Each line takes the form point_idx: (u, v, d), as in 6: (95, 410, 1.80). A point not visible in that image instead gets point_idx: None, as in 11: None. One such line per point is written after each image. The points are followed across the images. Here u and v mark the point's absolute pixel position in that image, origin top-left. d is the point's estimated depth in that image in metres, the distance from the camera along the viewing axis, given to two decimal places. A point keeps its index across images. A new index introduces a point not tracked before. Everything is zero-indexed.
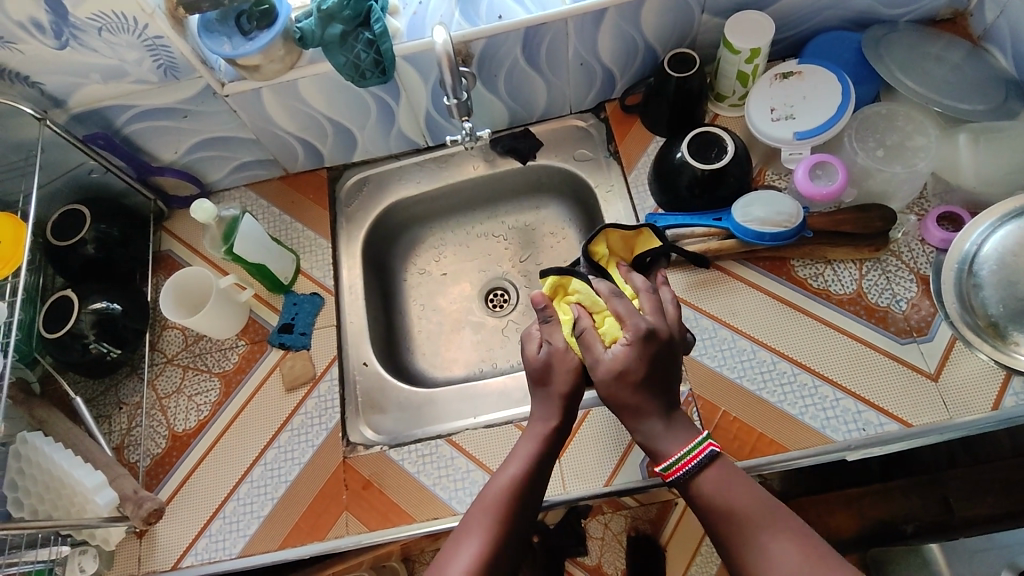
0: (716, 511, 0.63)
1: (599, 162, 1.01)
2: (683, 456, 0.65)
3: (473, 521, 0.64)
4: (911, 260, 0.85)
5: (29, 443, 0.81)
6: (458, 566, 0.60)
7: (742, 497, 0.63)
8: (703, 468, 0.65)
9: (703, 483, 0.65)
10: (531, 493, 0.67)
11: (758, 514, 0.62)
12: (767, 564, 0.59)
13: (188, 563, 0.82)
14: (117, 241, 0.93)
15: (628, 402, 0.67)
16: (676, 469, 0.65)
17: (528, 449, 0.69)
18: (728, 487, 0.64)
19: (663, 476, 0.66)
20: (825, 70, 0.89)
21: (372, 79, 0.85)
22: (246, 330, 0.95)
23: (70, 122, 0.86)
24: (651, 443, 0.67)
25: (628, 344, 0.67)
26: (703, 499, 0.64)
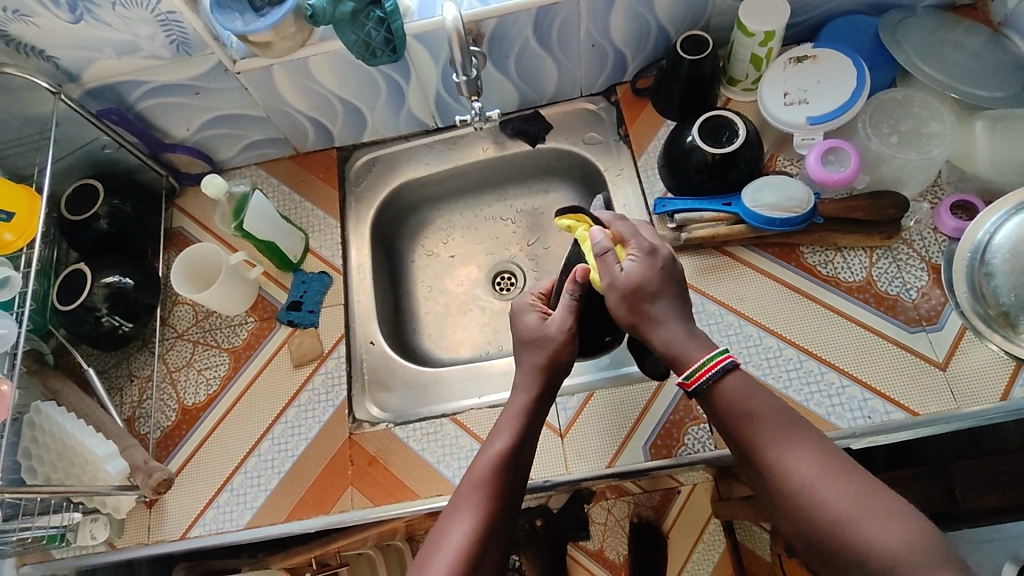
0: (735, 418, 0.62)
1: (609, 145, 1.00)
2: (704, 363, 0.63)
3: (466, 496, 0.65)
4: (922, 248, 0.84)
5: (42, 412, 0.84)
6: (454, 543, 0.61)
7: (762, 410, 0.62)
8: (724, 376, 0.63)
9: (724, 390, 0.63)
10: (520, 465, 0.68)
11: (777, 421, 0.61)
12: (784, 470, 0.59)
13: (196, 533, 0.84)
14: (129, 216, 0.94)
15: (644, 315, 0.67)
16: (699, 376, 0.63)
17: (514, 423, 0.70)
18: (750, 397, 0.62)
19: (685, 386, 0.64)
20: (840, 54, 0.88)
21: (382, 58, 0.84)
22: (256, 307, 0.97)
23: (84, 97, 0.87)
24: (671, 356, 0.65)
25: (639, 259, 0.68)
26: (721, 408, 0.63)
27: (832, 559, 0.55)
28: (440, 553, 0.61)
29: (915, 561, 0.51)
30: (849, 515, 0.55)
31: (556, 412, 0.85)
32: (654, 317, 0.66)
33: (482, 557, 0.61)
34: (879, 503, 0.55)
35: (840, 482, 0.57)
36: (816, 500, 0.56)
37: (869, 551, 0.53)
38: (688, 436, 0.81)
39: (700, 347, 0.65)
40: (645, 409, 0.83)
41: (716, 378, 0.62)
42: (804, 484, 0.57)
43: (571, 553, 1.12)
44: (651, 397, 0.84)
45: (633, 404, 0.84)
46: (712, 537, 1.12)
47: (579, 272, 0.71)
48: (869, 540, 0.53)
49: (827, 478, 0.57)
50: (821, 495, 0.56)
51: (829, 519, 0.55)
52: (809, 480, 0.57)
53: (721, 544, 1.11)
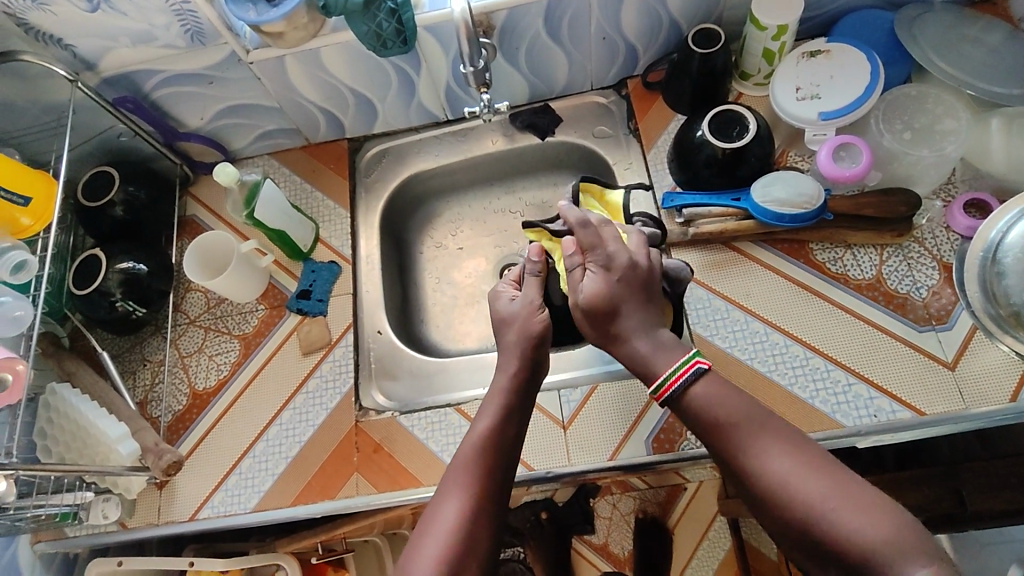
0: (708, 424, 0.62)
1: (618, 139, 1.00)
2: (674, 373, 0.64)
3: (453, 480, 0.65)
4: (933, 247, 0.83)
5: (57, 394, 0.85)
6: (446, 524, 0.61)
7: (734, 413, 0.62)
8: (693, 383, 0.64)
9: (695, 398, 0.63)
10: (507, 443, 0.68)
11: (750, 422, 0.61)
12: (760, 471, 0.59)
13: (204, 515, 0.85)
14: (144, 203, 0.96)
15: (611, 333, 0.69)
16: (666, 389, 0.64)
17: (499, 400, 0.70)
18: (720, 401, 0.62)
19: (657, 398, 0.65)
20: (854, 48, 0.87)
21: (393, 49, 0.85)
22: (266, 294, 0.98)
23: (101, 85, 0.88)
24: (644, 368, 0.67)
25: (597, 275, 0.70)
26: (694, 412, 0.63)
27: (816, 554, 0.55)
28: (434, 535, 0.61)
29: (897, 549, 0.51)
30: (826, 510, 0.55)
31: (560, 404, 0.85)
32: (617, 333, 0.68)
33: (477, 536, 0.62)
34: (855, 495, 0.55)
35: (816, 478, 0.57)
36: (794, 499, 0.56)
37: (850, 544, 0.53)
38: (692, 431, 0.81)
39: (676, 351, 0.66)
40: (650, 402, 0.83)
41: (686, 385, 0.63)
42: (781, 483, 0.57)
43: (575, 547, 1.13)
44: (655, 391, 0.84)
45: (637, 398, 0.84)
46: (717, 535, 1.12)
47: (533, 251, 0.78)
48: (849, 533, 0.53)
49: (802, 476, 0.57)
50: (798, 492, 0.56)
51: (808, 515, 0.55)
52: (785, 478, 0.57)
53: (725, 543, 1.12)
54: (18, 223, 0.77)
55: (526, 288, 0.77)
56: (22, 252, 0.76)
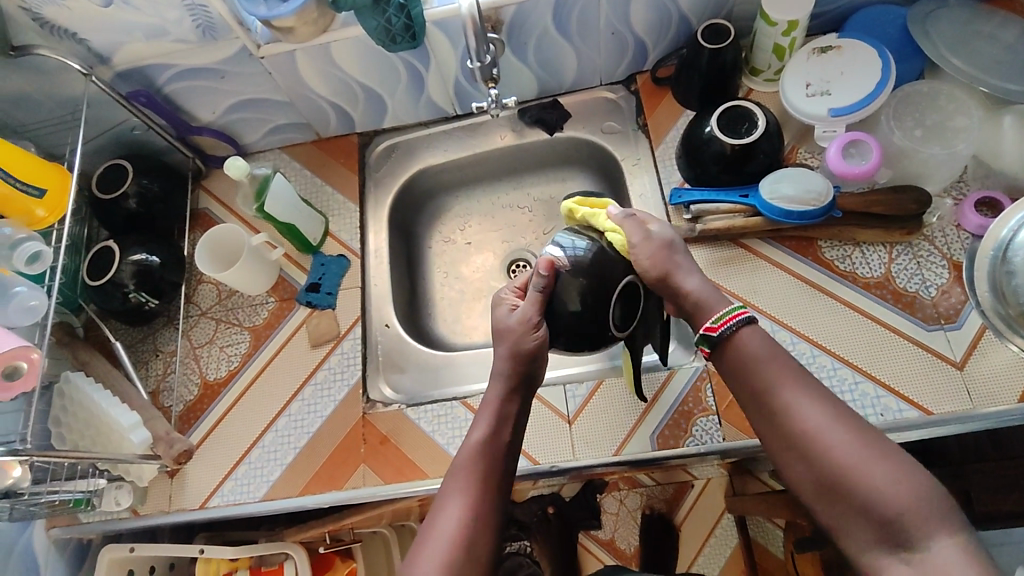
0: (750, 364, 0.64)
1: (627, 135, 1.00)
2: (727, 312, 0.66)
3: (451, 487, 0.66)
4: (944, 245, 0.82)
5: (71, 382, 0.87)
6: (447, 531, 0.62)
7: (777, 358, 0.64)
8: (744, 327, 0.66)
9: (742, 339, 0.65)
10: (504, 451, 0.69)
11: (791, 371, 0.63)
12: (794, 415, 0.60)
13: (214, 504, 0.87)
14: (157, 196, 0.97)
15: (672, 262, 0.71)
16: (724, 321, 0.66)
17: (491, 410, 0.71)
18: (765, 347, 0.64)
19: (711, 330, 0.66)
20: (866, 44, 0.86)
21: (402, 44, 0.85)
22: (276, 287, 0.99)
23: (115, 79, 0.90)
24: (700, 307, 0.69)
25: (665, 229, 0.74)
26: (739, 355, 0.65)
27: (836, 502, 0.57)
28: (436, 538, 0.62)
29: (916, 507, 0.53)
30: (855, 459, 0.56)
31: (565, 399, 0.85)
32: (677, 262, 0.71)
33: (479, 540, 0.63)
34: (882, 450, 0.56)
35: (848, 429, 0.58)
36: (825, 445, 0.58)
37: (874, 493, 0.54)
38: (696, 428, 0.81)
39: (721, 303, 0.69)
40: (655, 398, 0.84)
41: (737, 328, 0.65)
42: (814, 428, 0.59)
43: (581, 542, 1.14)
44: (661, 388, 0.84)
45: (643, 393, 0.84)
46: (725, 532, 1.12)
47: (540, 263, 0.71)
48: (875, 483, 0.55)
49: (835, 424, 0.58)
50: (829, 440, 0.58)
51: (835, 462, 0.57)
52: (818, 424, 0.59)
53: (733, 539, 1.11)
54: (33, 215, 0.78)
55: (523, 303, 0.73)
56: (37, 244, 0.76)
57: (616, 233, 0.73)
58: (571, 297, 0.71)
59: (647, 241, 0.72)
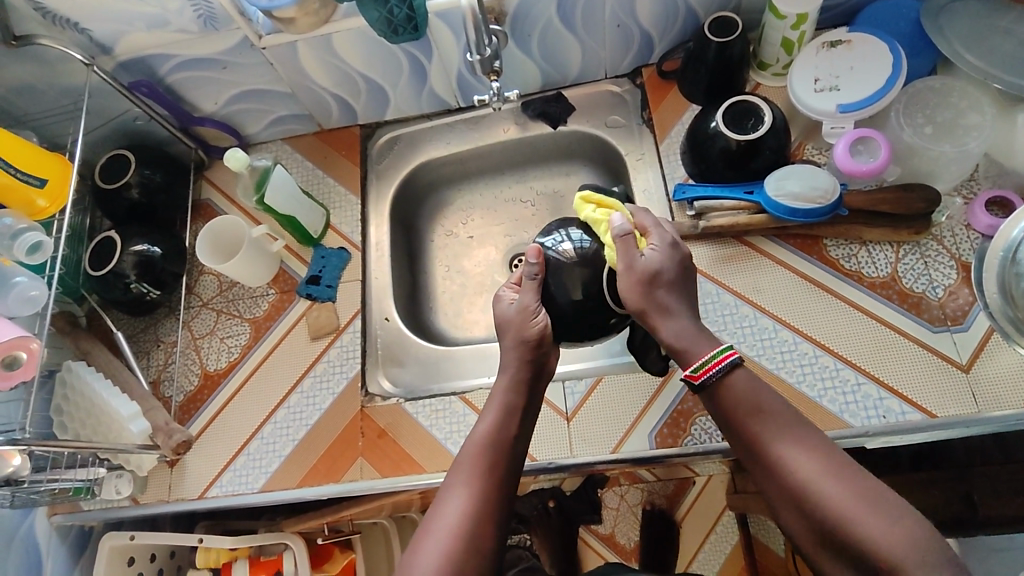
0: (741, 413, 0.62)
1: (631, 129, 0.99)
2: (710, 359, 0.63)
3: (456, 478, 0.66)
4: (952, 245, 0.81)
5: (73, 371, 0.88)
6: (450, 522, 0.62)
7: (769, 405, 0.62)
8: (730, 373, 0.63)
9: (731, 386, 0.63)
10: (508, 447, 0.68)
11: (779, 419, 0.61)
12: (789, 465, 0.58)
13: (213, 494, 0.87)
14: (159, 187, 0.97)
15: (653, 301, 0.66)
16: (704, 371, 0.63)
17: (498, 402, 0.71)
18: (756, 393, 0.62)
19: (693, 378, 0.63)
20: (877, 39, 0.84)
21: (404, 35, 0.83)
22: (277, 279, 0.99)
23: (116, 69, 0.89)
24: (677, 352, 0.65)
25: (659, 249, 0.69)
26: (725, 404, 0.63)
27: (836, 551, 0.55)
28: (432, 538, 0.61)
29: (917, 557, 0.51)
30: (852, 511, 0.54)
31: (563, 395, 0.85)
32: (658, 301, 0.66)
33: (480, 539, 0.62)
34: (880, 498, 0.55)
35: (844, 478, 0.56)
36: (821, 495, 0.56)
37: (872, 546, 0.53)
38: (695, 427, 0.81)
39: (706, 344, 0.65)
40: (654, 396, 0.83)
41: (722, 373, 0.62)
42: (809, 478, 0.57)
43: (581, 536, 1.15)
44: (660, 385, 0.83)
45: (642, 391, 0.83)
46: (725, 529, 1.12)
47: (532, 251, 0.74)
48: (872, 534, 0.53)
49: (830, 475, 0.57)
50: (824, 492, 0.56)
51: (832, 513, 0.55)
52: (813, 473, 0.57)
53: (733, 537, 1.12)
54: (33, 205, 0.79)
55: (523, 292, 0.75)
56: (37, 234, 0.77)
57: (610, 250, 0.71)
58: (574, 286, 0.74)
59: (629, 274, 0.67)
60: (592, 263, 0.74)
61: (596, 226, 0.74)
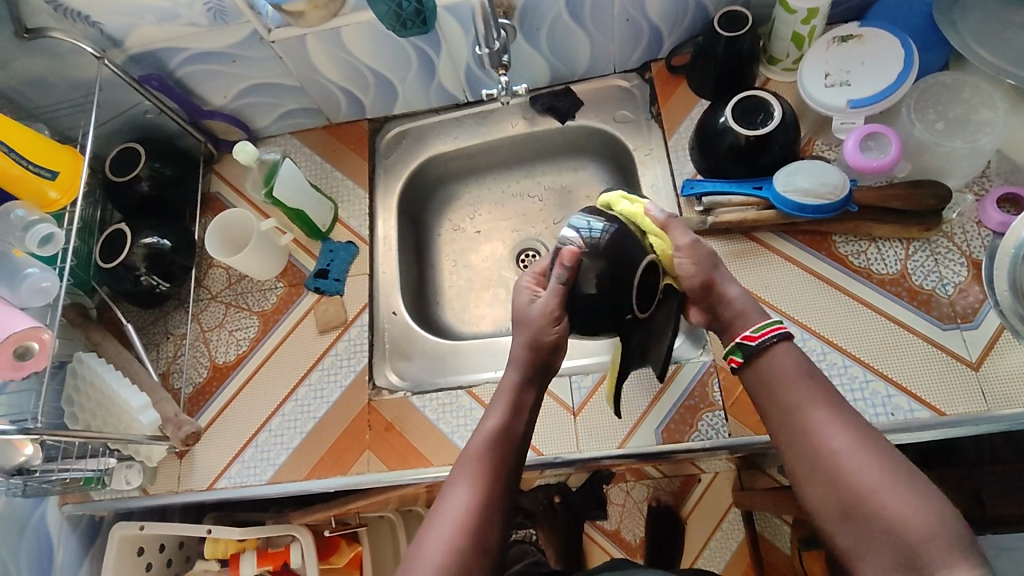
0: (782, 381, 0.61)
1: (639, 124, 0.99)
2: (768, 325, 0.64)
3: (464, 469, 0.65)
4: (963, 242, 0.80)
5: (84, 362, 0.89)
6: (456, 515, 0.62)
7: (810, 378, 0.61)
8: (781, 343, 0.63)
9: (778, 355, 0.63)
10: (516, 437, 0.69)
11: (822, 391, 0.60)
12: (822, 434, 0.57)
13: (221, 485, 0.88)
14: (169, 180, 0.98)
15: (715, 272, 0.70)
16: (765, 332, 0.63)
17: (506, 398, 0.71)
18: (802, 364, 0.62)
19: (749, 339, 0.64)
20: (888, 34, 0.83)
21: (413, 29, 0.83)
22: (285, 273, 0.99)
23: (127, 63, 0.90)
24: (736, 319, 0.67)
25: None
26: (769, 370, 0.62)
27: (855, 529, 0.53)
28: (440, 524, 0.61)
29: (941, 539, 0.49)
30: (880, 485, 0.53)
31: (570, 390, 0.85)
32: (719, 273, 0.71)
33: (486, 527, 0.62)
34: (911, 478, 0.53)
35: (878, 453, 0.55)
36: (850, 468, 0.54)
37: (896, 522, 0.51)
38: (702, 423, 0.81)
39: (759, 316, 0.66)
40: (660, 392, 0.83)
41: (776, 340, 0.63)
42: (841, 450, 0.55)
43: (586, 531, 1.15)
44: (667, 381, 0.83)
45: (649, 386, 0.83)
46: (731, 527, 1.12)
47: (565, 254, 0.69)
48: (899, 511, 0.51)
49: (865, 447, 0.55)
50: (856, 462, 0.54)
51: (859, 486, 0.53)
52: (847, 445, 0.56)
53: (739, 534, 1.11)
54: (46, 197, 0.79)
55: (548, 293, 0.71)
56: (49, 226, 0.77)
57: (661, 238, 0.73)
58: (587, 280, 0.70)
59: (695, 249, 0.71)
60: (609, 255, 0.70)
61: (632, 220, 0.73)
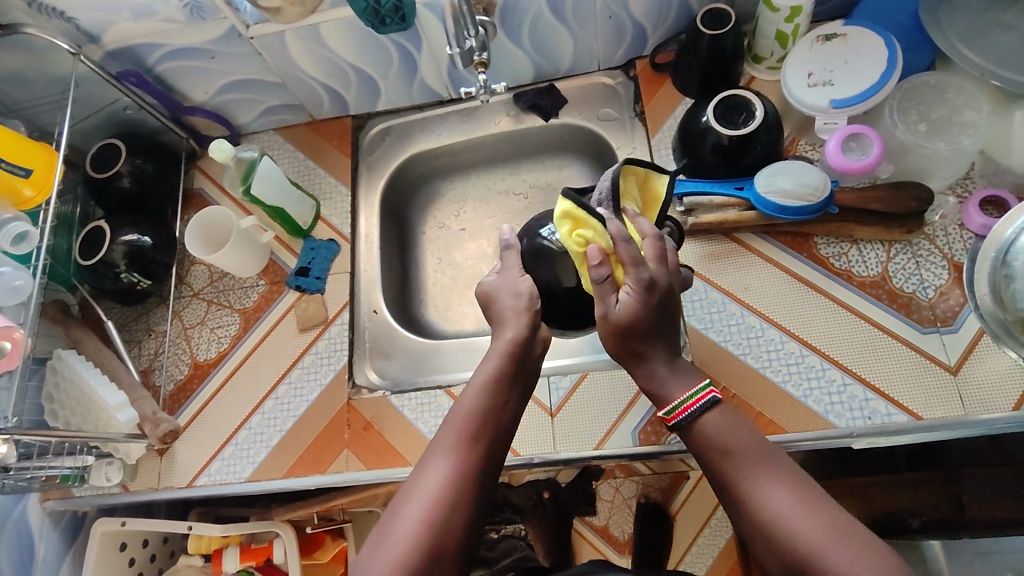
0: (712, 454, 0.59)
1: (623, 122, 0.98)
2: (683, 402, 0.61)
3: (442, 442, 0.63)
4: (945, 245, 0.79)
5: (63, 360, 0.89)
6: (431, 487, 0.59)
7: (740, 447, 0.59)
8: (705, 413, 0.61)
9: (703, 428, 0.60)
10: (503, 401, 0.66)
11: (757, 457, 0.58)
12: (759, 504, 0.55)
13: (201, 483, 0.88)
14: (151, 176, 0.97)
15: (631, 349, 0.63)
16: (678, 413, 0.61)
17: (495, 364, 0.67)
18: (729, 431, 0.60)
19: (665, 421, 0.62)
20: (873, 32, 0.82)
21: (392, 26, 0.82)
22: (267, 270, 0.99)
23: (104, 58, 0.89)
24: (652, 395, 0.64)
25: (634, 293, 0.62)
26: (700, 442, 0.60)
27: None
28: (416, 499, 0.59)
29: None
30: (823, 546, 0.51)
31: (548, 391, 0.85)
32: (643, 352, 0.63)
33: (462, 501, 0.59)
34: (853, 537, 0.51)
35: (817, 514, 0.53)
36: (788, 535, 0.53)
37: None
38: None
39: None
40: (639, 393, 0.82)
41: (695, 416, 0.61)
42: (778, 518, 0.54)
43: (575, 527, 1.15)
44: None
45: (628, 388, 0.83)
46: (720, 523, 1.12)
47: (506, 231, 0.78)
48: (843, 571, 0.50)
49: (803, 511, 0.53)
50: (797, 528, 0.53)
51: (800, 552, 0.52)
52: (784, 513, 0.54)
53: (728, 531, 1.12)
54: (20, 194, 0.79)
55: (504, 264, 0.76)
56: (22, 224, 0.77)
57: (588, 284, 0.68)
58: (566, 274, 0.75)
59: (603, 331, 0.64)
60: None
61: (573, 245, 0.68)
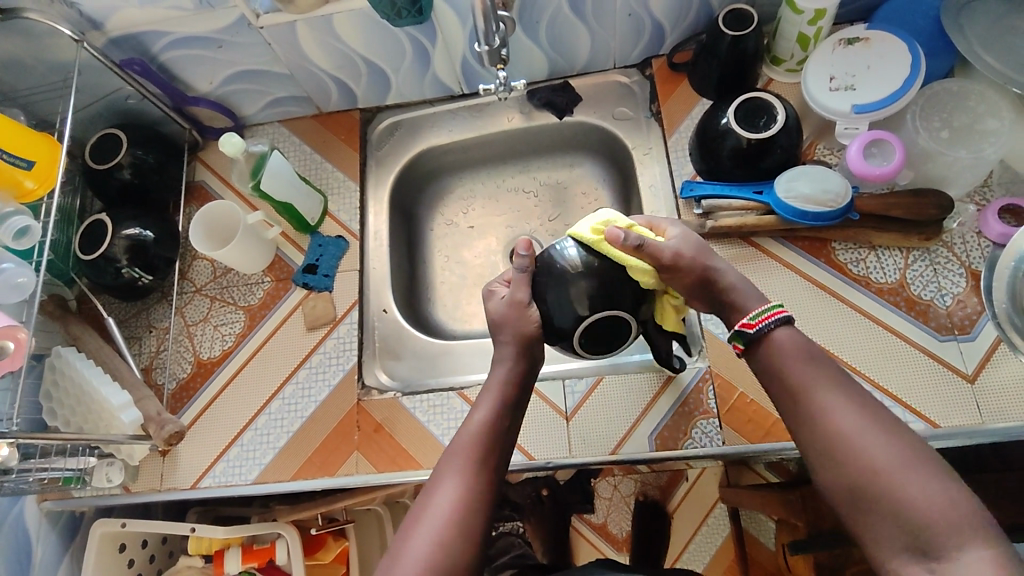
0: (786, 368, 0.58)
1: (638, 122, 0.97)
2: (764, 311, 0.60)
3: (447, 469, 0.62)
4: (962, 253, 0.79)
5: (63, 357, 0.86)
6: (439, 514, 0.58)
7: (813, 363, 0.58)
8: (780, 328, 0.60)
9: (777, 344, 0.59)
10: (504, 429, 0.65)
11: (829, 376, 0.57)
12: (828, 421, 0.55)
13: (206, 484, 0.86)
14: (152, 168, 0.94)
15: (703, 263, 0.64)
16: (760, 321, 0.60)
17: (493, 396, 0.66)
18: (806, 347, 0.59)
19: (746, 328, 0.60)
20: (896, 37, 0.82)
21: (408, 18, 0.79)
22: (272, 267, 0.97)
23: (107, 46, 0.85)
24: (730, 306, 0.64)
25: (678, 227, 0.68)
26: (771, 358, 0.59)
27: (862, 514, 0.52)
28: (424, 523, 0.58)
29: (950, 519, 0.48)
30: (888, 469, 0.51)
31: (563, 394, 0.84)
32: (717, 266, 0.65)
33: (470, 529, 0.58)
34: (919, 461, 0.51)
35: (885, 437, 0.52)
36: (858, 454, 0.52)
37: (906, 509, 0.49)
38: (696, 430, 0.80)
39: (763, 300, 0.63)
40: (654, 399, 0.82)
41: (775, 326, 0.59)
42: (847, 436, 0.53)
43: (574, 525, 1.12)
44: (661, 387, 0.82)
45: (643, 392, 0.82)
46: (717, 522, 1.11)
47: (521, 243, 0.69)
48: (907, 495, 0.49)
49: (873, 432, 0.53)
50: (865, 448, 0.52)
51: (866, 472, 0.51)
52: (853, 432, 0.53)
53: (725, 528, 1.11)
54: (22, 187, 0.76)
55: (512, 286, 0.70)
56: (25, 218, 0.75)
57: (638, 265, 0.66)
58: (579, 299, 0.67)
59: (675, 271, 0.65)
60: (599, 275, 0.66)
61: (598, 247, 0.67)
